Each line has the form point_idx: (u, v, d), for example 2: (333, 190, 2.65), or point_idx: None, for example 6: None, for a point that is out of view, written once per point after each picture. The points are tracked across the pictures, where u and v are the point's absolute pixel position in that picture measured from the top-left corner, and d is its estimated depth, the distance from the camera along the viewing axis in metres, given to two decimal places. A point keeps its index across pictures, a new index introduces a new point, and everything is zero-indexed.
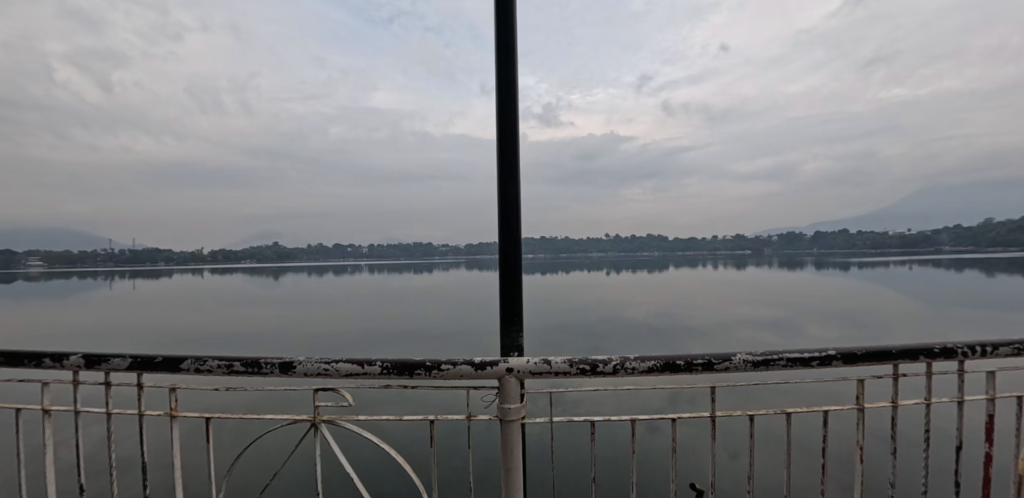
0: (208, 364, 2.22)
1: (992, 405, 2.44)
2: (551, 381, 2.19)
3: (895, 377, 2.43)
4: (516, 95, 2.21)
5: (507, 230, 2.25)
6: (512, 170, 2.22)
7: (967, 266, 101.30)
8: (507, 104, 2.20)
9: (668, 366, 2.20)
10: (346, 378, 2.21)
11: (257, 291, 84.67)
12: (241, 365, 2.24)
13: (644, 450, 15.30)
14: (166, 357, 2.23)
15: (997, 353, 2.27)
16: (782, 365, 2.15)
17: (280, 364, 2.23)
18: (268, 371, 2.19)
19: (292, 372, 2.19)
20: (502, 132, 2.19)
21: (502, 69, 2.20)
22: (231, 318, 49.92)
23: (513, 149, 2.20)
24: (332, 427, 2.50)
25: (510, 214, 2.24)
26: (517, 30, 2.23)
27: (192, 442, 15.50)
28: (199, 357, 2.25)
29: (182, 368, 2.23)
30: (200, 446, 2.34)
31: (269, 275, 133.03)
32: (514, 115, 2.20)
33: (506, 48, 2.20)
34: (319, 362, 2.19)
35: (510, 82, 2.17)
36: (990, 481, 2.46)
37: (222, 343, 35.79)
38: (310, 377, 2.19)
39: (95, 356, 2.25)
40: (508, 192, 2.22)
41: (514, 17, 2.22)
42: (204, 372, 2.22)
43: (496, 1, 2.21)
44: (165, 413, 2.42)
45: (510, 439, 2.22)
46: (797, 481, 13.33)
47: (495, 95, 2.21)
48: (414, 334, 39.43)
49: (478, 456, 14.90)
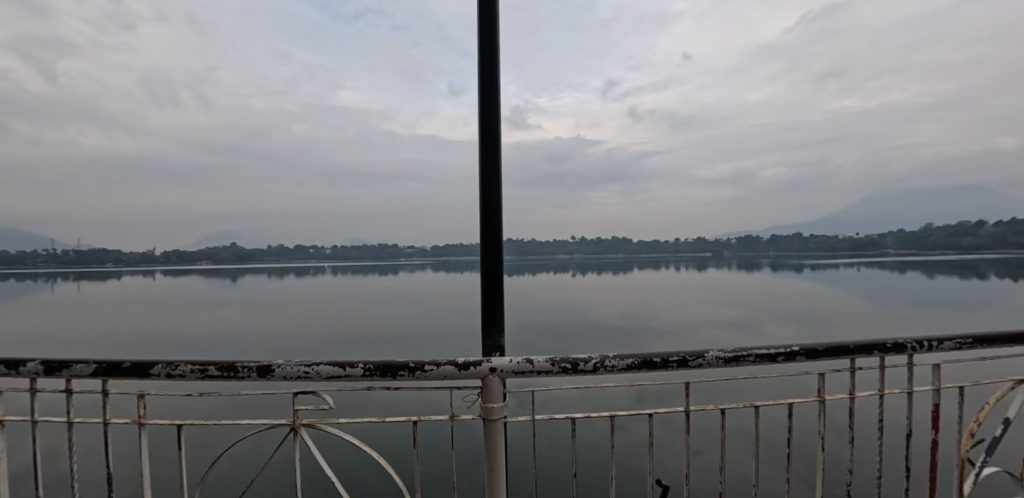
0: (179, 368, 2.22)
1: (938, 396, 2.64)
2: (533, 379, 2.29)
3: (851, 370, 2.59)
4: (497, 96, 2.35)
5: (489, 231, 2.38)
6: (493, 171, 2.36)
7: (912, 268, 107.85)
8: (491, 109, 2.34)
9: (646, 363, 2.33)
10: (326, 381, 2.26)
11: (215, 294, 81.59)
12: (215, 369, 2.25)
13: (623, 446, 15.73)
14: (135, 363, 2.22)
15: (941, 347, 2.51)
16: (750, 361, 2.34)
17: (258, 367, 2.26)
18: (246, 374, 2.23)
19: (271, 375, 2.23)
20: (486, 135, 2.33)
21: (485, 70, 2.34)
22: (187, 322, 47.98)
23: (495, 153, 2.34)
24: (310, 431, 2.51)
25: (492, 202, 2.36)
26: (500, 42, 2.37)
27: (161, 448, 15.04)
28: (169, 362, 2.24)
29: (152, 373, 2.22)
30: (180, 457, 2.32)
31: (226, 278, 129.82)
32: (495, 122, 2.34)
33: (489, 53, 2.34)
34: (299, 364, 2.22)
35: (492, 83, 2.31)
36: (934, 467, 2.67)
37: (179, 348, 34.49)
38: (289, 379, 2.23)
39: (55, 362, 2.20)
40: (491, 195, 2.35)
41: (496, 22, 2.36)
42: (176, 376, 2.21)
43: (479, 7, 2.33)
44: (132, 422, 2.37)
45: (492, 436, 2.31)
46: (763, 471, 13.93)
47: (478, 97, 2.35)
48: (383, 336, 39.27)
49: (461, 455, 14.92)
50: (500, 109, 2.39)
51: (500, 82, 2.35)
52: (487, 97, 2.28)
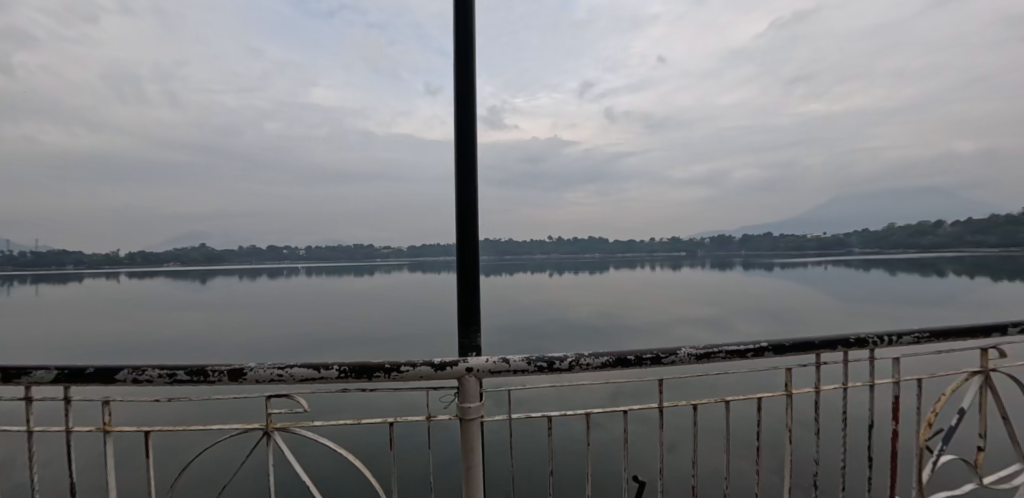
0: (147, 373, 2.18)
1: (897, 388, 2.77)
2: (508, 378, 2.33)
3: (818, 365, 2.68)
4: (473, 98, 2.39)
5: (464, 232, 2.40)
6: (469, 171, 2.39)
7: (876, 265, 111.61)
8: (467, 110, 2.37)
9: (621, 360, 2.38)
10: (300, 383, 2.24)
11: (184, 296, 79.32)
12: (185, 374, 2.21)
13: (599, 443, 15.91)
14: (99, 368, 2.17)
15: (901, 341, 2.62)
16: (721, 357, 2.41)
17: (229, 371, 2.23)
18: (217, 378, 2.19)
19: (243, 379, 2.20)
20: (461, 136, 2.36)
21: (460, 72, 2.36)
22: (155, 325, 46.60)
23: (471, 153, 2.37)
24: (284, 434, 2.48)
25: (468, 206, 2.39)
26: (477, 43, 2.39)
27: (128, 455, 14.61)
28: (136, 367, 2.19)
29: (118, 379, 2.16)
30: (148, 465, 2.27)
31: (195, 279, 126.45)
32: (471, 124, 2.37)
33: (465, 54, 2.36)
34: (272, 367, 2.21)
35: (468, 85, 2.34)
36: (896, 455, 2.79)
37: (146, 352, 33.51)
38: (261, 382, 2.21)
39: (15, 368, 2.14)
40: (467, 194, 2.38)
41: (473, 24, 2.37)
42: (145, 381, 2.17)
43: (456, 8, 2.35)
44: (97, 429, 2.30)
45: (469, 436, 2.32)
46: (734, 465, 14.24)
47: (454, 96, 2.38)
48: (359, 337, 38.93)
49: (438, 455, 14.91)
50: (476, 109, 2.43)
51: (475, 85, 2.38)
52: (463, 98, 2.32)
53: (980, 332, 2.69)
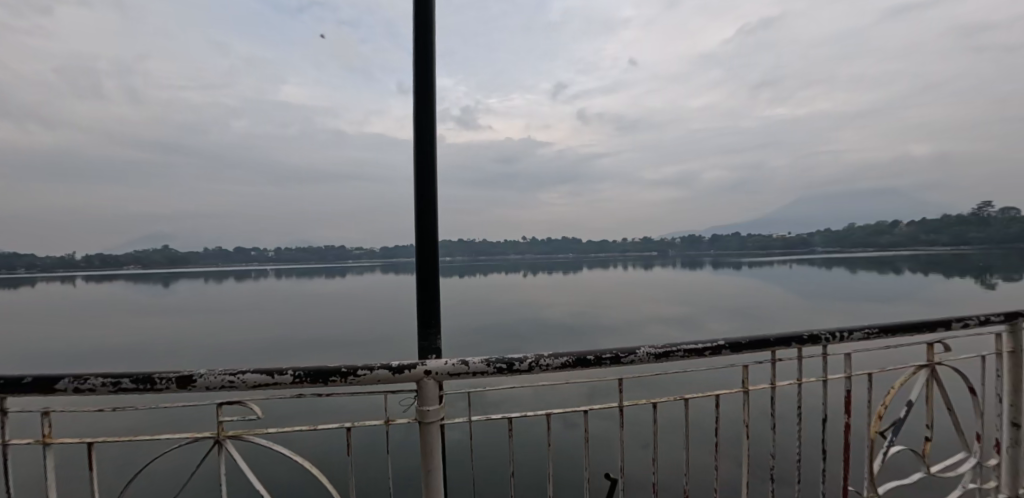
0: (88, 382, 2.06)
1: (850, 382, 2.82)
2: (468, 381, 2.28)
3: (771, 362, 2.73)
4: (432, 96, 2.54)
5: (424, 229, 2.50)
6: (427, 165, 2.54)
7: (838, 264, 115.43)
8: (426, 106, 2.52)
9: (581, 360, 2.36)
10: (253, 389, 2.15)
11: (144, 300, 76.31)
12: (130, 382, 2.09)
13: (559, 443, 15.97)
14: (39, 378, 2.05)
15: (851, 337, 2.68)
16: (679, 356, 2.42)
17: (178, 377, 2.12)
18: (165, 385, 2.08)
19: (192, 386, 2.09)
20: (420, 130, 2.50)
21: (420, 71, 2.50)
22: (112, 331, 44.76)
23: (429, 147, 2.53)
24: (238, 443, 2.38)
25: (428, 206, 2.52)
26: (434, 43, 2.53)
27: (74, 468, 13.98)
28: (78, 375, 2.07)
29: (58, 388, 2.04)
30: (92, 477, 2.16)
31: (158, 281, 122.20)
32: (429, 119, 2.52)
33: (424, 55, 2.51)
34: (223, 374, 2.10)
35: (426, 83, 2.49)
36: (848, 447, 2.85)
37: (102, 359, 32.16)
38: (212, 390, 2.10)
39: None
40: (426, 189, 2.51)
41: (430, 24, 2.51)
42: (87, 390, 2.06)
43: (416, 9, 2.48)
44: (35, 442, 2.17)
45: (428, 440, 2.27)
46: (694, 459, 14.51)
47: (414, 94, 2.52)
48: (329, 340, 38.15)
49: (397, 460, 14.79)
50: (434, 108, 2.58)
51: (433, 83, 2.54)
52: (422, 98, 2.46)
53: (930, 327, 2.73)
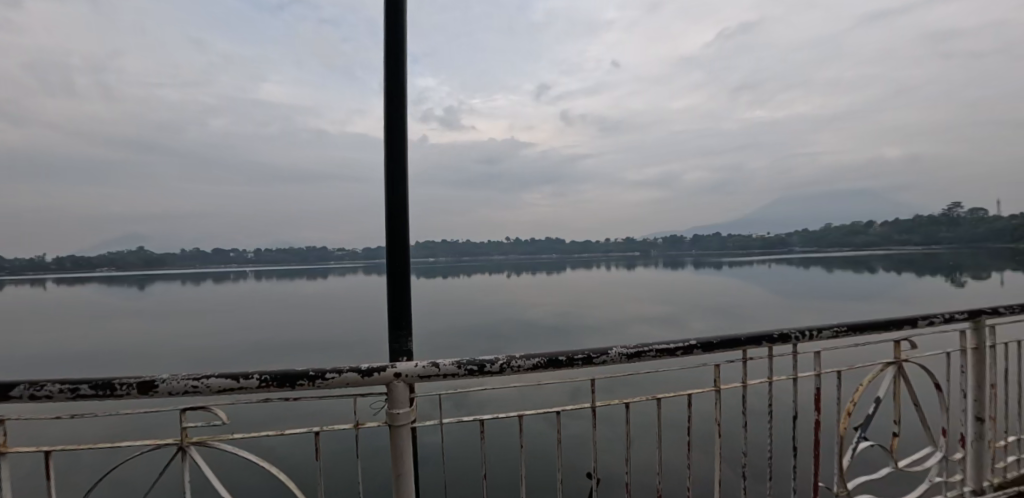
0: (45, 388, 1.96)
1: (819, 379, 2.84)
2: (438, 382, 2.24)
3: (744, 360, 2.73)
4: (403, 94, 2.42)
5: (393, 233, 2.39)
6: (398, 163, 2.41)
7: (815, 263, 117.53)
8: (398, 105, 2.40)
9: (551, 361, 2.34)
10: (218, 394, 2.07)
11: (118, 303, 74.38)
12: (89, 388, 2.00)
13: (532, 445, 15.90)
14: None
15: (821, 335, 2.71)
16: (651, 356, 2.42)
17: (139, 383, 2.02)
18: (125, 391, 1.98)
19: (153, 392, 2.00)
20: (391, 129, 2.37)
21: (391, 67, 2.40)
22: (84, 335, 43.53)
23: (401, 147, 2.40)
24: (202, 450, 2.28)
25: (399, 208, 2.40)
26: (406, 38, 2.42)
27: (35, 477, 13.52)
28: (33, 382, 1.97)
29: (12, 395, 1.94)
30: (50, 486, 2.06)
31: (134, 283, 119.34)
32: (401, 119, 2.39)
33: (396, 51, 2.39)
34: (187, 378, 2.02)
35: (398, 82, 2.37)
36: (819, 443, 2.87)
37: (72, 363, 31.23)
38: (175, 395, 2.00)
39: None
40: (396, 190, 2.39)
41: (402, 15, 2.39)
42: (42, 398, 1.95)
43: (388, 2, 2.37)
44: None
45: (398, 444, 2.21)
46: (668, 458, 14.60)
47: (384, 91, 2.41)
48: (310, 343, 37.58)
49: (368, 465, 14.65)
50: (406, 107, 2.46)
51: (404, 81, 2.42)
52: (394, 95, 2.34)
53: (895, 325, 2.77)
